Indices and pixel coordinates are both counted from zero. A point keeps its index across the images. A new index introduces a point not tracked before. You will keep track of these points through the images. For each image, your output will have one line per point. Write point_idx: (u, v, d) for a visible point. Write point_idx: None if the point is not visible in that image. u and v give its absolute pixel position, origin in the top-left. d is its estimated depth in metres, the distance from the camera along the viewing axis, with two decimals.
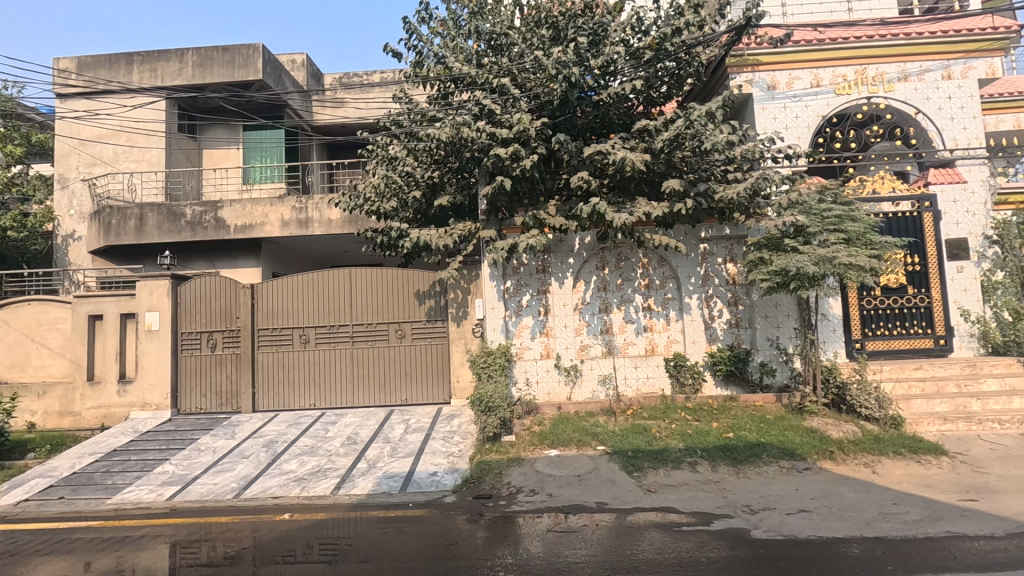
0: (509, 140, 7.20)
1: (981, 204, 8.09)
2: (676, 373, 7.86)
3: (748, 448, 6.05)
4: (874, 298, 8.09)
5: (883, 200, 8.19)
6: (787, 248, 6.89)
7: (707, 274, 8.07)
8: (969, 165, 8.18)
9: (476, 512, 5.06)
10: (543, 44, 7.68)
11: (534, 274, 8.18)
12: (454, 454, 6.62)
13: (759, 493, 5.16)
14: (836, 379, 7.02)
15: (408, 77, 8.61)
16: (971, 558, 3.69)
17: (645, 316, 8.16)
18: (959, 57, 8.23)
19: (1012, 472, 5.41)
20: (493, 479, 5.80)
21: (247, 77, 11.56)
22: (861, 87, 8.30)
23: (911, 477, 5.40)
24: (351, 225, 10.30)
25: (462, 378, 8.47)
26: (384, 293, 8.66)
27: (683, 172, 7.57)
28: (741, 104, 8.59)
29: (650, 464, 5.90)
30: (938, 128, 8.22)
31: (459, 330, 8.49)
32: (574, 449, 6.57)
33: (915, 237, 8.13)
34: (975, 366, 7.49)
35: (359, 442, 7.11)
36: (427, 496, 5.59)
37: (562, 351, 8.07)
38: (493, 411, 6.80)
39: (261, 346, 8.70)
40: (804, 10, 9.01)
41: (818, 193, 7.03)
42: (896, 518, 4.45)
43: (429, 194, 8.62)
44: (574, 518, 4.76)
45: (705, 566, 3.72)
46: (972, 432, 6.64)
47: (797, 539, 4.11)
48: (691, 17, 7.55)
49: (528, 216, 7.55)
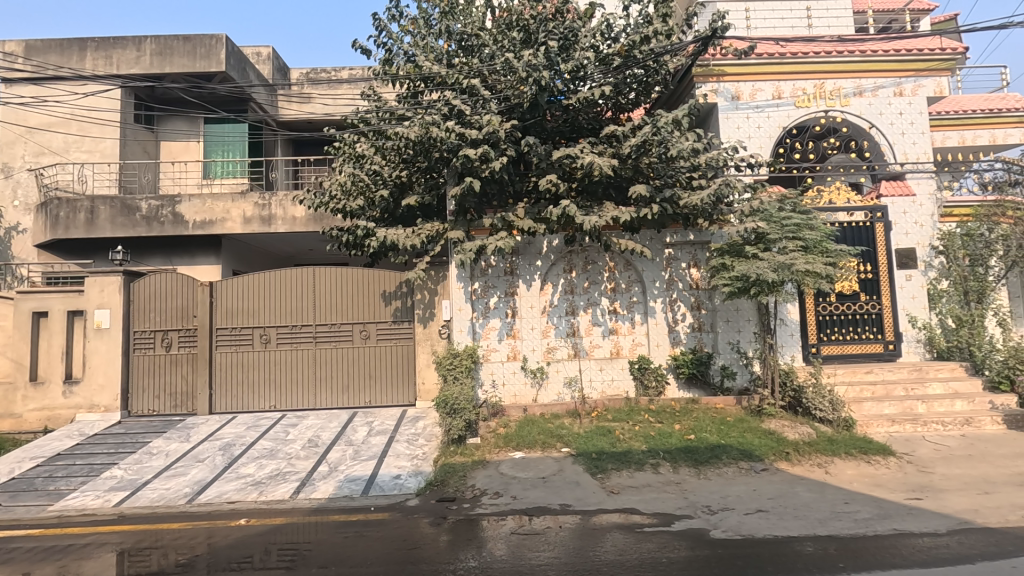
0: (479, 141, 7.20)
1: (928, 216, 8.49)
2: (640, 376, 7.97)
3: (709, 450, 6.19)
4: (830, 305, 8.38)
5: (838, 210, 8.49)
6: (748, 254, 7.08)
7: (671, 279, 8.22)
8: (918, 178, 8.58)
9: (439, 515, 5.00)
10: (513, 47, 7.72)
11: (501, 275, 8.18)
12: (418, 457, 6.55)
13: (719, 493, 5.27)
14: (793, 382, 7.27)
15: (377, 75, 8.51)
16: (917, 555, 3.84)
17: (611, 319, 8.24)
18: (910, 75, 8.63)
19: (955, 471, 5.69)
20: (458, 482, 5.76)
21: (209, 68, 11.22)
22: (819, 100, 8.61)
23: (861, 477, 5.61)
24: (316, 224, 10.12)
25: (427, 380, 8.39)
26: (349, 293, 8.52)
27: (649, 178, 7.67)
28: (706, 113, 8.80)
29: (614, 465, 5.97)
30: (889, 142, 8.60)
31: (426, 332, 8.42)
32: (539, 451, 6.59)
33: (868, 246, 8.47)
34: (921, 370, 7.85)
35: (321, 445, 6.96)
36: (390, 499, 5.50)
37: (528, 353, 8.09)
38: (458, 413, 6.74)
39: (219, 346, 8.43)
40: (767, 24, 9.28)
41: (779, 202, 7.24)
42: (848, 517, 4.61)
43: (397, 193, 8.52)
44: (538, 521, 4.76)
45: (665, 566, 3.77)
46: (918, 433, 6.96)
47: (754, 539, 4.21)
48: (660, 26, 7.73)
49: (497, 218, 7.55)
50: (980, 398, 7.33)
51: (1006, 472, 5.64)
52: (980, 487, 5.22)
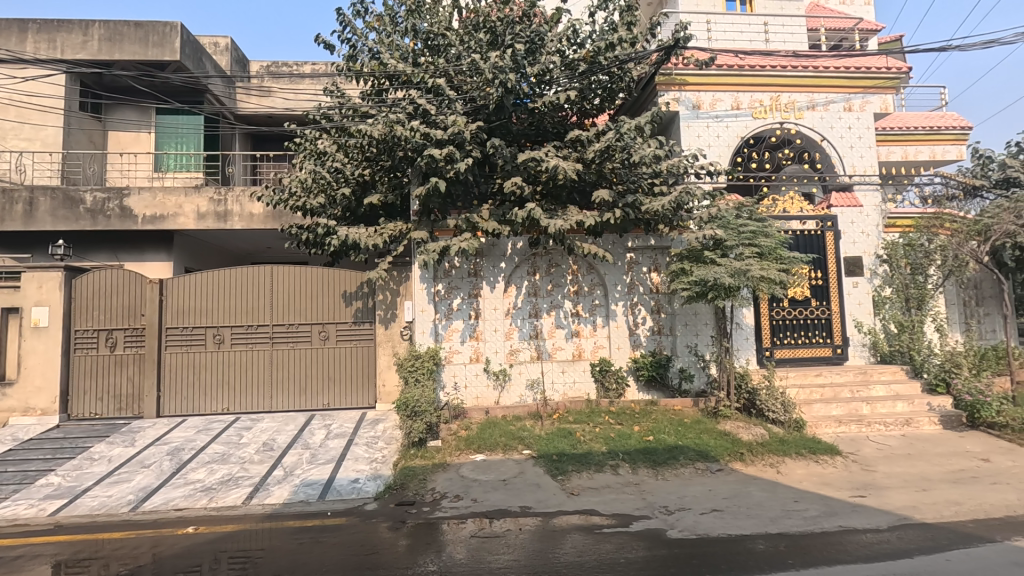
0: (444, 141, 7.15)
1: (874, 226, 8.92)
2: (601, 378, 8.07)
3: (667, 451, 6.32)
4: (783, 310, 8.69)
5: (791, 218, 8.82)
6: (706, 260, 7.27)
7: (633, 283, 8.37)
8: (865, 190, 8.99)
9: (398, 519, 4.92)
10: (480, 48, 7.72)
11: (465, 276, 8.15)
12: (377, 460, 6.44)
13: (677, 494, 5.38)
14: (747, 385, 7.50)
15: (340, 70, 8.36)
16: (861, 550, 4.01)
17: (573, 321, 8.31)
18: (859, 92, 9.04)
19: (895, 470, 5.97)
20: (417, 485, 5.68)
21: (162, 57, 10.77)
22: (775, 112, 8.92)
23: (810, 476, 5.83)
24: (275, 221, 9.86)
25: (388, 382, 8.27)
26: (308, 293, 8.32)
27: (612, 183, 7.79)
28: (668, 121, 8.99)
29: (574, 467, 6.00)
30: (839, 155, 8.98)
31: (387, 333, 8.30)
32: (500, 453, 6.57)
33: (819, 254, 8.83)
34: (866, 373, 8.22)
35: (276, 449, 6.76)
36: (347, 504, 5.38)
37: (491, 355, 8.08)
38: (419, 415, 6.64)
39: (169, 347, 8.09)
40: (727, 37, 9.56)
41: (736, 209, 7.46)
42: (797, 515, 4.78)
43: (359, 192, 8.38)
44: (498, 523, 4.75)
45: (623, 567, 3.82)
46: (862, 433, 7.27)
47: (709, 538, 4.31)
48: (624, 34, 7.84)
49: (461, 219, 7.51)
50: (919, 400, 7.72)
51: (942, 470, 5.96)
52: (917, 485, 5.49)
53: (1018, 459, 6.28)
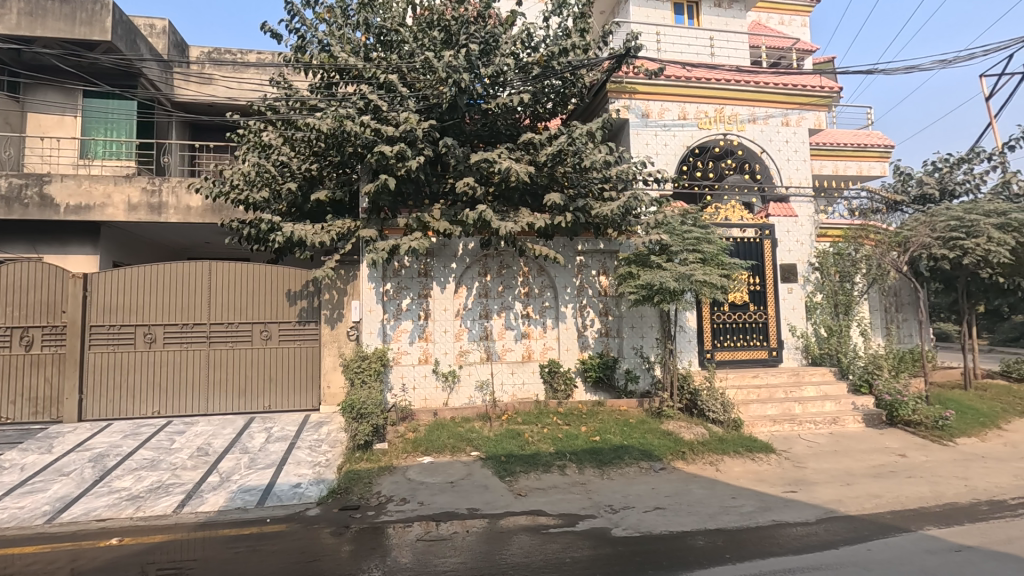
0: (395, 138, 7.03)
1: (807, 235, 9.43)
2: (550, 379, 8.16)
3: (613, 451, 6.44)
4: (724, 313, 9.05)
5: (732, 226, 9.20)
6: (653, 264, 7.48)
7: (582, 285, 8.50)
8: (800, 202, 9.50)
9: (342, 524, 4.79)
10: (434, 46, 7.65)
11: (415, 276, 8.05)
12: (320, 464, 6.24)
13: (622, 493, 5.49)
14: (689, 385, 7.77)
15: (288, 61, 8.08)
16: (792, 543, 4.22)
17: (523, 323, 8.35)
18: (796, 108, 9.55)
19: (823, 466, 6.33)
20: (362, 489, 5.54)
21: (91, 36, 10.09)
22: (719, 124, 9.29)
23: (747, 473, 6.10)
24: (215, 215, 9.43)
25: (333, 384, 8.05)
26: (250, 291, 8.00)
27: (564, 187, 7.88)
28: (618, 128, 9.18)
29: (522, 468, 6.03)
30: (777, 167, 9.44)
31: (333, 333, 8.08)
32: (448, 455, 6.51)
33: (757, 260, 9.25)
34: (798, 375, 8.68)
35: (211, 454, 6.44)
36: (288, 510, 5.18)
37: (440, 356, 8.01)
38: (365, 417, 6.50)
39: (94, 346, 7.57)
40: (675, 48, 9.85)
41: (681, 216, 7.72)
42: (734, 511, 4.98)
43: (306, 187, 8.13)
44: (445, 526, 4.70)
45: (569, 566, 3.86)
46: (795, 431, 7.65)
47: (651, 535, 4.42)
48: (577, 40, 7.95)
49: (412, 218, 7.39)
50: (845, 399, 8.19)
51: (864, 465, 6.37)
52: (843, 480, 5.84)
53: (931, 454, 6.80)
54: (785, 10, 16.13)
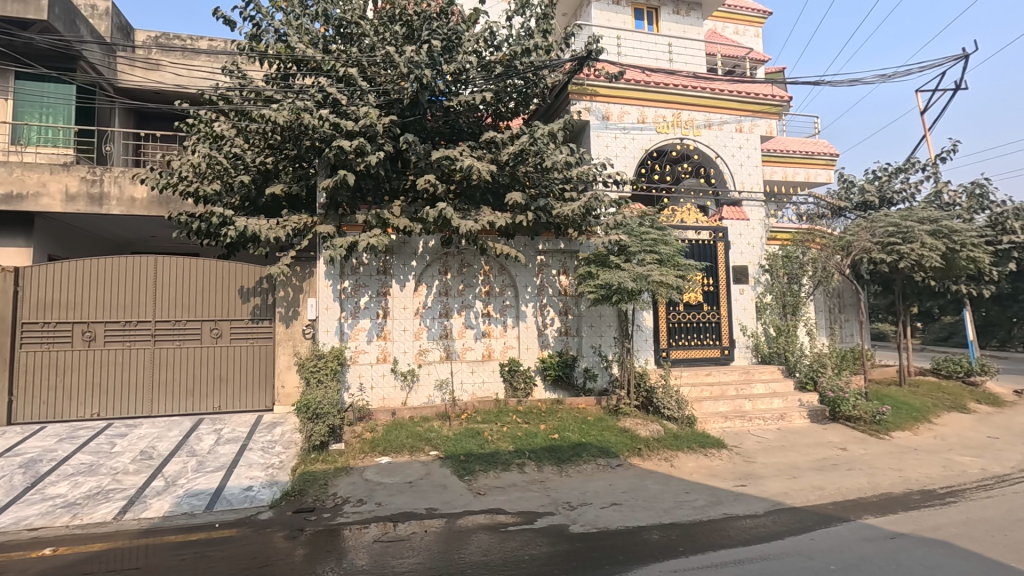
0: (354, 133, 6.89)
1: (758, 238, 9.79)
2: (510, 377, 8.18)
3: (571, 448, 6.52)
4: (679, 313, 9.29)
5: (688, 228, 9.45)
6: (612, 264, 7.61)
7: (542, 285, 8.56)
8: (752, 206, 9.83)
9: (295, 527, 4.66)
10: (395, 41, 7.53)
11: (374, 274, 7.92)
12: (273, 466, 6.06)
13: (580, 489, 5.57)
14: (646, 383, 7.94)
15: (241, 49, 7.80)
16: (741, 535, 4.38)
17: (483, 322, 8.34)
18: (748, 115, 9.90)
19: (771, 460, 6.59)
20: (318, 491, 5.41)
21: (25, 14, 9.47)
22: (676, 128, 9.52)
23: (700, 468, 6.28)
24: (162, 208, 9.03)
25: (288, 383, 7.82)
26: (198, 287, 7.69)
27: (525, 186, 7.91)
28: (580, 129, 9.29)
29: (481, 467, 6.03)
30: (731, 172, 9.75)
31: (288, 332, 7.86)
32: (407, 455, 6.44)
33: (711, 262, 9.53)
34: (749, 373, 8.99)
35: (156, 457, 6.15)
36: (238, 514, 5.01)
37: (399, 355, 7.90)
38: (321, 418, 6.35)
39: (26, 345, 7.13)
40: (635, 53, 10.03)
41: (639, 217, 7.88)
42: (688, 505, 5.12)
43: (260, 181, 7.87)
44: (403, 527, 4.65)
45: (527, 563, 3.88)
46: (745, 427, 7.93)
47: (608, 531, 4.50)
48: (540, 41, 8.00)
49: (371, 214, 7.25)
50: (791, 396, 8.54)
51: (809, 459, 6.66)
52: (789, 473, 6.10)
53: (869, 447, 7.17)
54: (739, 20, 16.67)
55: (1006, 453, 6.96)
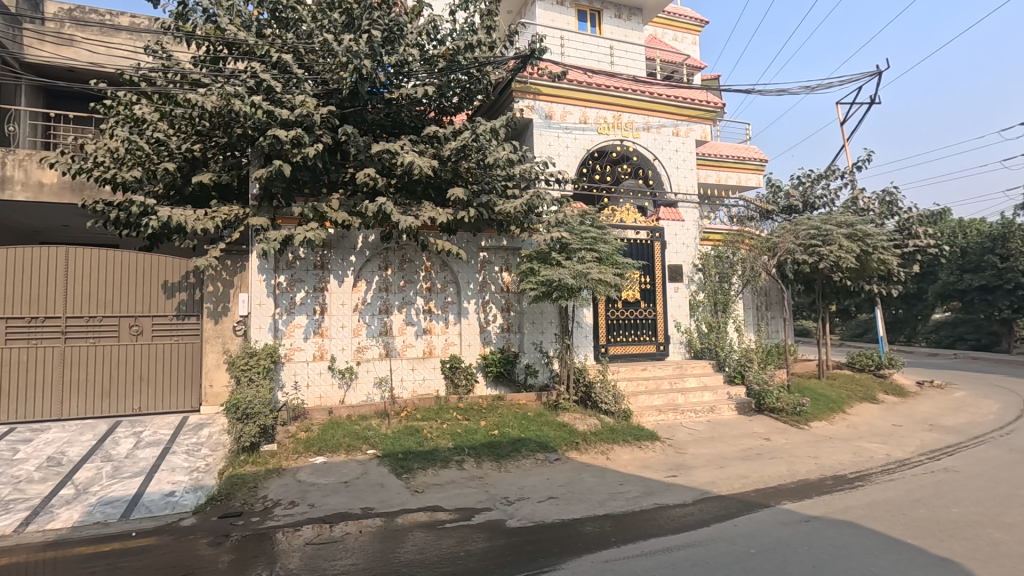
0: (290, 122, 6.64)
1: (692, 239, 10.19)
2: (451, 374, 8.13)
3: (510, 444, 6.57)
4: (618, 310, 9.55)
5: (627, 228, 9.71)
6: (553, 262, 7.71)
7: (485, 282, 8.57)
8: (686, 208, 10.23)
9: (221, 533, 4.46)
10: (334, 29, 7.31)
11: (310, 269, 7.68)
12: (199, 469, 5.77)
13: (517, 484, 5.63)
14: (585, 378, 8.11)
15: (166, 28, 7.34)
16: (670, 524, 4.55)
17: (425, 318, 8.26)
18: (684, 120, 10.28)
19: (701, 451, 6.89)
20: (246, 494, 5.19)
21: None
22: (617, 130, 9.76)
23: (634, 460, 6.49)
24: (75, 194, 8.36)
25: (216, 383, 7.47)
26: (116, 281, 7.20)
27: (468, 182, 7.87)
28: (523, 127, 9.36)
29: (419, 464, 5.98)
30: (668, 174, 10.09)
31: (216, 329, 7.51)
32: (343, 454, 6.29)
33: (648, 260, 9.84)
34: (682, 367, 9.38)
35: (65, 464, 5.71)
36: (158, 521, 4.74)
37: (337, 352, 7.70)
38: (251, 418, 6.06)
39: None
40: (578, 54, 10.18)
41: (580, 216, 8.00)
42: (621, 496, 5.28)
43: (187, 169, 7.44)
44: (338, 528, 4.54)
45: (463, 560, 3.88)
46: (677, 420, 8.25)
47: (544, 524, 4.57)
48: (483, 38, 7.97)
49: (308, 207, 7.01)
50: (721, 390, 8.96)
51: (735, 449, 7.02)
52: (717, 463, 6.41)
53: (790, 437, 7.64)
54: (678, 28, 17.25)
55: (907, 439, 7.61)
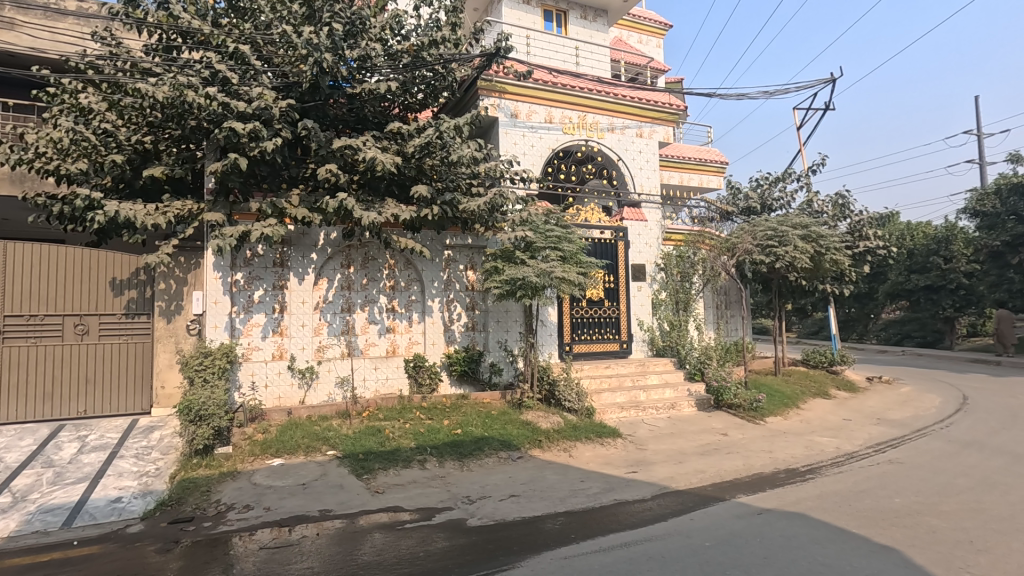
0: (247, 115, 6.45)
1: (655, 239, 10.35)
2: (414, 374, 8.05)
3: (473, 443, 6.56)
4: (582, 309, 9.64)
5: (592, 227, 9.81)
6: (517, 260, 7.72)
7: (449, 280, 8.52)
8: (649, 208, 10.40)
9: (170, 539, 4.30)
10: (293, 20, 7.13)
11: (269, 266, 7.48)
12: (149, 474, 5.56)
13: (480, 483, 5.62)
14: (549, 377, 8.15)
15: (115, 14, 7.03)
16: (629, 519, 4.63)
17: (388, 317, 8.16)
18: (648, 122, 10.44)
19: (661, 447, 7.03)
20: (198, 498, 5.03)
21: None
22: (582, 130, 9.84)
23: (596, 457, 6.57)
24: (15, 185, 7.94)
25: (168, 383, 7.24)
26: (59, 278, 6.88)
27: (432, 180, 7.79)
28: (488, 125, 9.35)
29: (380, 465, 5.91)
30: (632, 175, 10.23)
31: (169, 328, 7.27)
32: (301, 456, 6.16)
33: (612, 260, 9.96)
34: (644, 365, 9.54)
35: (1, 470, 5.41)
36: (103, 528, 4.54)
37: (297, 352, 7.53)
38: (205, 420, 5.87)
39: None
40: (544, 53, 10.22)
41: (545, 215, 8.02)
42: (582, 493, 5.33)
43: (138, 162, 7.15)
44: (295, 531, 4.45)
45: (423, 560, 3.85)
46: (639, 416, 8.38)
47: (505, 523, 4.58)
48: (448, 34, 7.91)
49: (266, 203, 6.84)
50: (681, 387, 9.15)
51: (694, 444, 7.18)
52: (675, 458, 6.54)
53: (746, 432, 7.86)
54: (643, 30, 17.49)
55: (856, 433, 7.93)
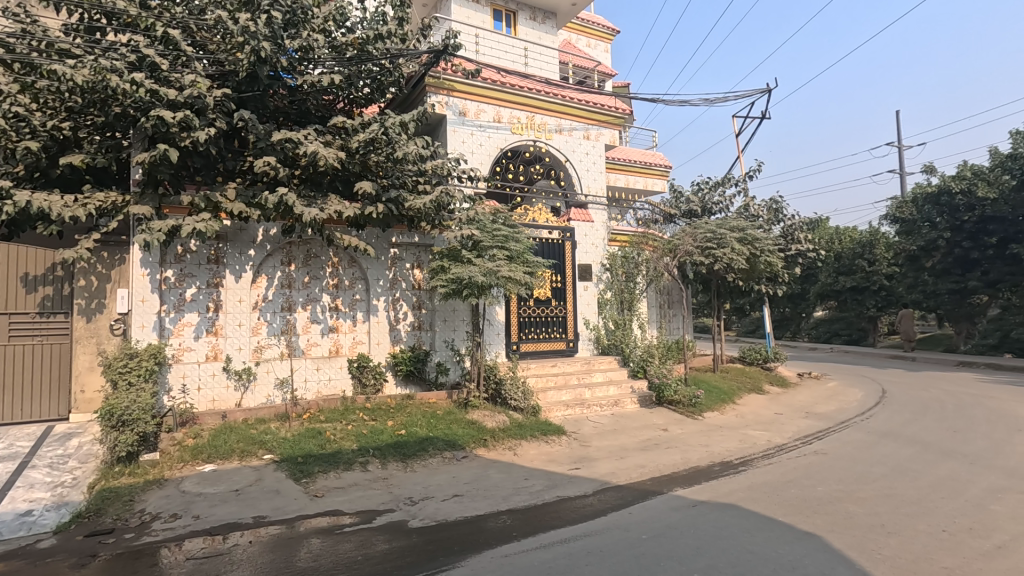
0: (178, 103, 6.11)
1: (600, 239, 10.52)
2: (358, 374, 7.88)
3: (417, 443, 6.49)
4: (530, 308, 9.72)
5: (539, 227, 9.89)
6: (464, 259, 7.67)
7: (395, 278, 8.39)
8: (596, 209, 10.57)
9: (87, 553, 4.03)
10: (230, 5, 6.82)
11: (203, 263, 7.13)
12: (64, 484, 5.18)
13: (423, 484, 5.56)
14: (495, 376, 8.16)
15: None
16: (570, 515, 4.70)
17: (331, 316, 7.94)
18: (594, 124, 10.63)
19: (604, 443, 7.17)
20: (120, 508, 4.73)
21: None
22: (529, 130, 9.90)
23: (540, 455, 6.63)
24: None
25: (88, 388, 6.80)
26: None
27: (377, 176, 7.64)
28: (436, 123, 9.28)
29: (320, 468, 5.74)
30: (578, 176, 10.38)
31: (90, 327, 6.84)
32: (235, 461, 5.91)
33: (559, 259, 10.08)
34: (590, 363, 9.70)
35: None
36: (9, 545, 4.19)
37: (233, 353, 7.22)
38: (128, 425, 5.53)
39: None
40: (493, 53, 10.25)
41: (492, 215, 8.04)
42: (525, 491, 5.37)
43: (54, 149, 6.64)
44: (227, 538, 4.26)
45: (361, 564, 3.78)
46: (584, 414, 8.50)
47: (448, 523, 4.55)
48: (394, 29, 7.79)
49: (199, 196, 6.51)
50: (624, 384, 9.38)
51: (636, 440, 7.36)
52: (617, 454, 6.69)
53: (685, 427, 8.13)
54: (591, 34, 17.79)
55: (785, 426, 8.35)
